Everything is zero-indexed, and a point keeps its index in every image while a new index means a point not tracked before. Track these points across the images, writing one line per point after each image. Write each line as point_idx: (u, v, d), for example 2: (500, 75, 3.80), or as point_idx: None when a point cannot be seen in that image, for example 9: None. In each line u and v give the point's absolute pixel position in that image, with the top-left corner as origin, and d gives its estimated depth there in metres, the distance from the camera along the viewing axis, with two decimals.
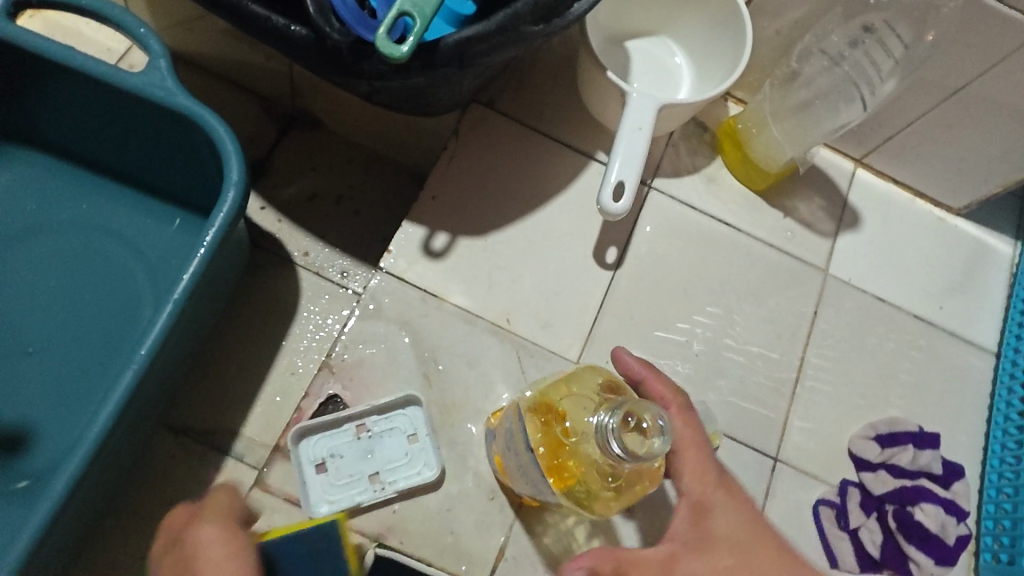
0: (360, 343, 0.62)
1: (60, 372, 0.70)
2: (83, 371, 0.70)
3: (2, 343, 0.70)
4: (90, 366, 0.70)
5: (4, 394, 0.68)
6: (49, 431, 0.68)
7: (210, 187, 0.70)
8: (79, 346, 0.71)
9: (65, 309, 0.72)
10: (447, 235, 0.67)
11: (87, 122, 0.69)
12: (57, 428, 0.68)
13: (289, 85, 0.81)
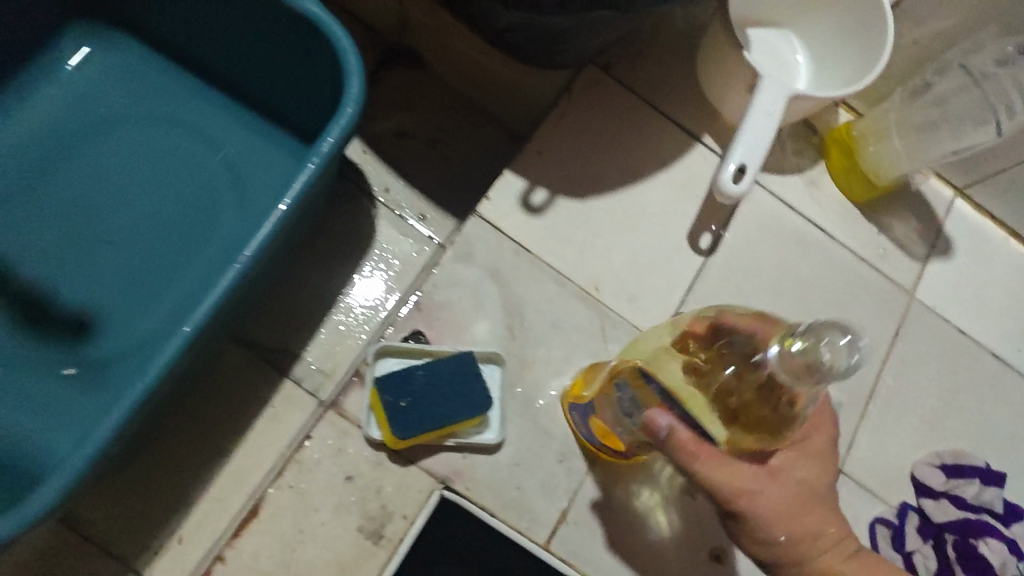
0: (448, 286, 0.61)
1: (133, 268, 0.67)
2: (157, 272, 0.68)
3: (78, 228, 0.68)
4: (163, 268, 0.68)
5: (76, 281, 0.66)
6: (116, 325, 0.66)
7: (314, 102, 0.67)
8: (154, 245, 0.68)
9: (145, 206, 0.69)
10: (546, 192, 0.66)
11: (197, 18, 0.66)
12: (123, 323, 0.66)
13: (397, 18, 0.79)
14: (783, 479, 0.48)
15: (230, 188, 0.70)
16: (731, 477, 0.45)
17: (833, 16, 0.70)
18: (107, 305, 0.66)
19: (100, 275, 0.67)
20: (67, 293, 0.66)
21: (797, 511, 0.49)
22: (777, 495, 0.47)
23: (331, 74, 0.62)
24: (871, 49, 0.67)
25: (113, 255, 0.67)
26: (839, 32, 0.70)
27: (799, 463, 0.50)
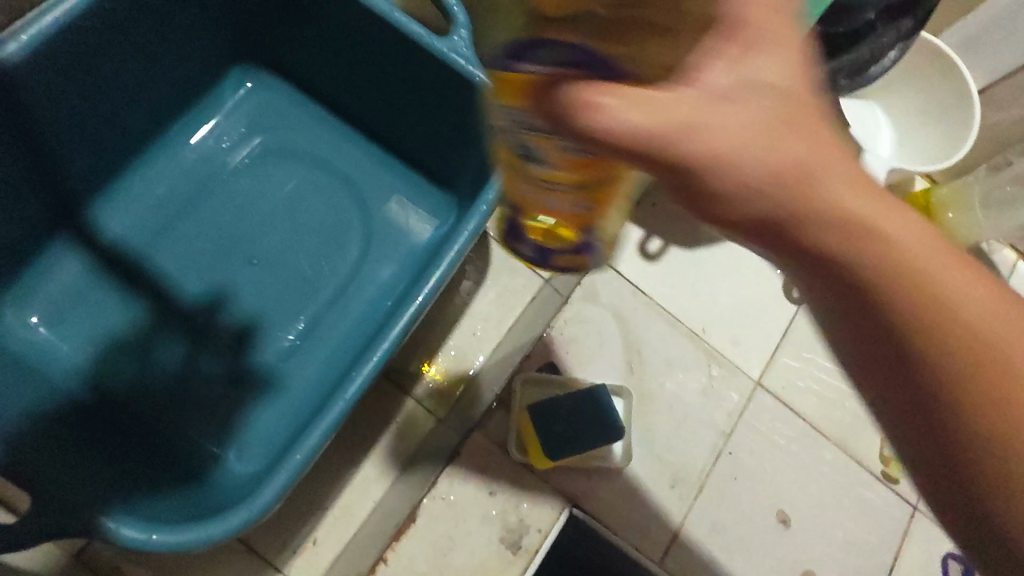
0: (575, 323, 0.68)
1: (278, 292, 0.71)
2: (300, 297, 0.71)
3: (229, 249, 0.72)
4: (306, 293, 0.71)
5: (227, 299, 0.70)
6: (263, 344, 0.69)
7: (453, 153, 0.72)
8: (296, 271, 0.72)
9: (291, 234, 0.73)
10: (660, 240, 0.73)
11: (352, 69, 0.70)
12: (269, 342, 0.69)
13: None
14: (767, 190, 0.27)
15: (369, 223, 0.75)
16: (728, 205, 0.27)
17: (918, 95, 0.77)
18: (256, 328, 0.70)
19: (249, 298, 0.70)
20: (219, 309, 0.70)
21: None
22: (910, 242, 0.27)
23: (476, 132, 0.66)
24: (959, 129, 0.72)
25: (260, 278, 0.71)
26: (925, 109, 0.76)
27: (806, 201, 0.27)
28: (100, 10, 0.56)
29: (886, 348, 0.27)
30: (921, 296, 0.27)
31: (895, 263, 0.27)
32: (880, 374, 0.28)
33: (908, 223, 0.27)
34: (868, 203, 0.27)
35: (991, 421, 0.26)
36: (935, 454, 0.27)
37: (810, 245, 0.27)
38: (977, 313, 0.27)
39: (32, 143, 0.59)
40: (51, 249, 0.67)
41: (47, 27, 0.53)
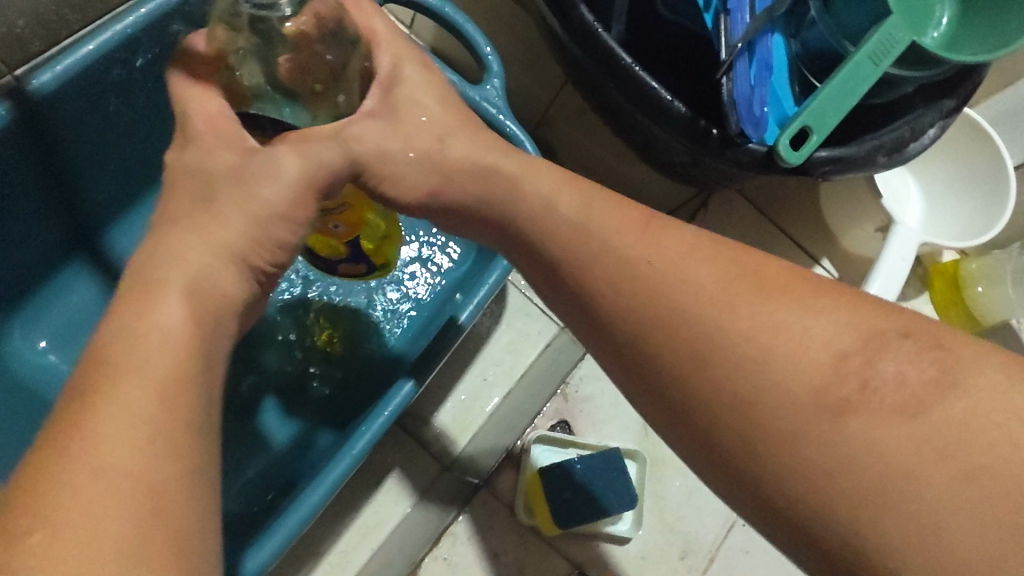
0: (589, 381, 0.67)
1: (293, 323, 0.69)
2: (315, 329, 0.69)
3: None
4: (319, 326, 0.70)
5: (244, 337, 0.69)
6: (270, 382, 0.68)
7: None
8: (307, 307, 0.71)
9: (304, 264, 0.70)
10: None
11: None
12: (277, 382, 0.68)
13: None
14: (619, 226, 0.39)
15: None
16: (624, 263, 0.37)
17: (953, 165, 0.75)
18: (268, 359, 0.68)
19: (262, 327, 0.68)
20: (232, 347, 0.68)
21: (887, 422, 0.31)
22: (705, 292, 0.35)
23: None
24: (993, 205, 0.71)
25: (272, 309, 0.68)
26: (959, 181, 0.75)
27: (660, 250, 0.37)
28: (138, 42, 0.56)
29: (671, 393, 0.36)
30: (684, 322, 0.35)
31: (677, 311, 0.35)
32: (672, 404, 0.36)
33: (708, 266, 0.36)
34: (663, 247, 0.37)
35: (748, 424, 0.33)
36: (731, 463, 0.34)
37: (624, 288, 0.37)
38: (727, 330, 0.34)
39: (60, 167, 0.60)
40: (64, 273, 0.66)
41: (85, 56, 0.53)
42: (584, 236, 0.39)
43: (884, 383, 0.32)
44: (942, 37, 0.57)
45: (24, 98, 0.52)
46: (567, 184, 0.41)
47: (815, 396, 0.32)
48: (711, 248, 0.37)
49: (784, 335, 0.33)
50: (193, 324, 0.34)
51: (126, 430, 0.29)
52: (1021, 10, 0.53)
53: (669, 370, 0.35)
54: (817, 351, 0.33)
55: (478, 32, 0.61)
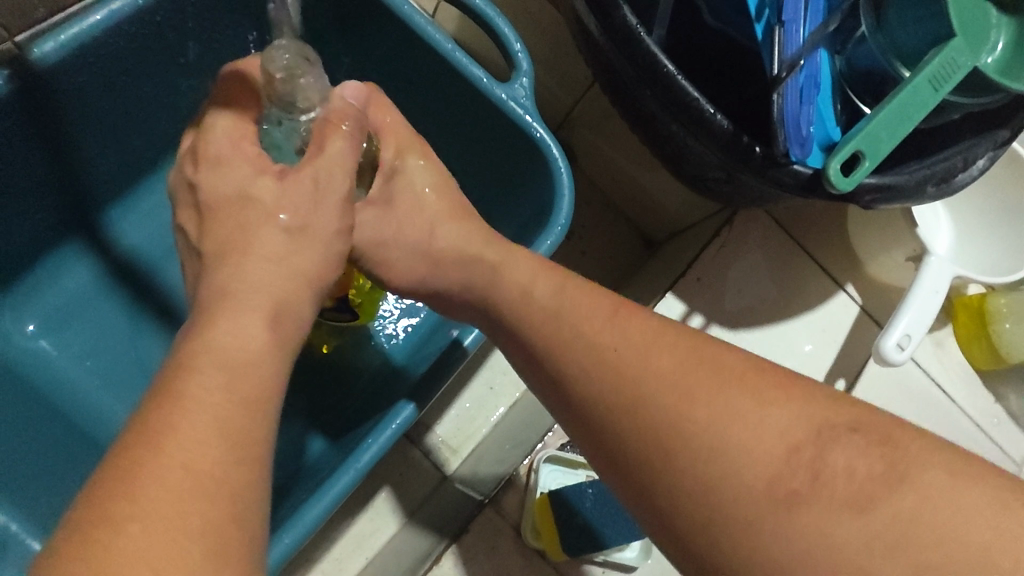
0: None
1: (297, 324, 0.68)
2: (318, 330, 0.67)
3: None
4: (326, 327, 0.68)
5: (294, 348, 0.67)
6: None
7: (493, 200, 0.67)
8: None
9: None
10: (701, 318, 0.69)
11: (404, 101, 0.66)
12: None
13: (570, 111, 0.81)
14: (583, 309, 0.41)
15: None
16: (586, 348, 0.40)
17: (987, 197, 0.73)
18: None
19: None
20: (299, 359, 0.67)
21: (842, 517, 0.30)
22: (661, 377, 0.37)
23: (524, 184, 0.63)
24: None
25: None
26: (992, 214, 0.72)
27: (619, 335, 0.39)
28: (149, 15, 0.53)
29: (635, 473, 0.36)
30: (643, 407, 0.36)
31: (634, 397, 0.37)
32: (641, 486, 0.36)
33: (666, 356, 0.37)
34: (625, 333, 0.39)
35: (706, 510, 0.33)
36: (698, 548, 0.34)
37: (594, 373, 0.39)
38: (681, 418, 0.35)
39: (62, 145, 0.56)
40: (61, 254, 0.63)
41: (93, 26, 0.50)
42: (562, 323, 0.41)
43: (834, 479, 0.31)
44: (1003, 57, 0.53)
45: (25, 67, 0.49)
46: (542, 271, 0.45)
47: (766, 488, 0.32)
48: (670, 335, 0.39)
49: (734, 422, 0.34)
50: (275, 346, 0.35)
51: (213, 440, 0.29)
52: None
53: (630, 453, 0.36)
54: (768, 446, 0.33)
55: (509, 28, 0.58)
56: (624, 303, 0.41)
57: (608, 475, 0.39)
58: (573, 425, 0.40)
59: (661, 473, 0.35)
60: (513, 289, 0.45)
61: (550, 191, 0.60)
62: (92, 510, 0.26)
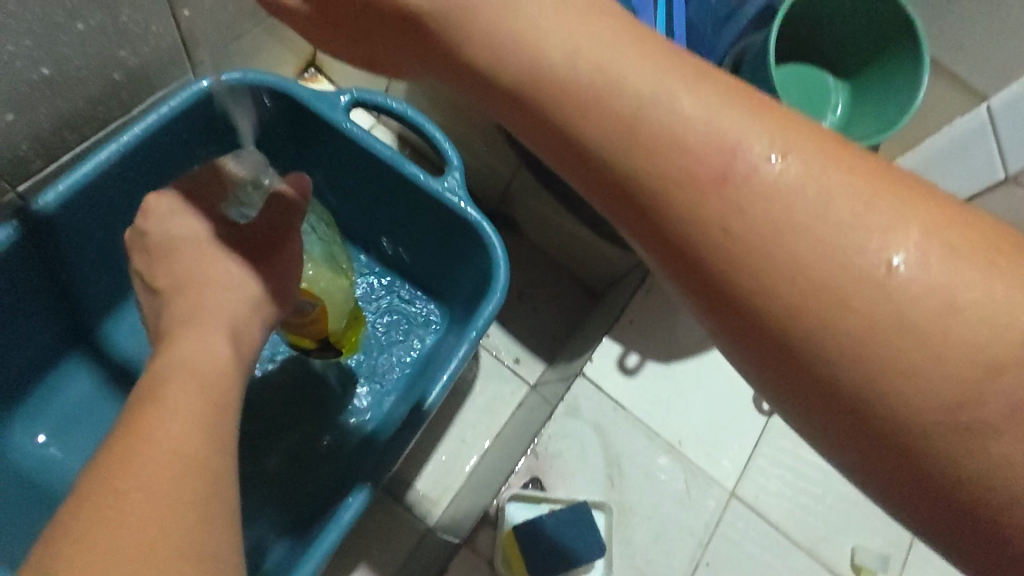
0: (556, 439, 0.73)
1: (323, 384, 0.76)
2: (326, 401, 0.75)
3: (280, 367, 0.76)
4: (344, 389, 0.76)
5: (332, 426, 0.74)
6: (286, 454, 0.72)
7: (444, 275, 0.77)
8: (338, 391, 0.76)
9: None
10: (637, 355, 0.75)
11: (355, 196, 0.76)
12: (290, 455, 0.73)
13: (502, 190, 0.88)
14: (794, 214, 0.25)
15: None
16: (813, 220, 0.25)
17: None
18: (284, 435, 0.73)
19: (249, 412, 0.73)
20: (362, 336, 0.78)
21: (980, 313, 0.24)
22: (930, 290, 0.24)
23: (465, 259, 0.73)
24: None
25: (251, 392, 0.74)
26: None
27: (858, 302, 0.24)
28: (127, 156, 0.63)
29: (788, 359, 0.26)
30: (765, 302, 0.25)
31: (834, 324, 0.24)
32: (818, 406, 0.26)
33: (799, 179, 0.25)
34: (660, 77, 0.27)
35: (839, 312, 0.24)
36: (845, 401, 0.25)
37: (586, 102, 0.27)
38: (797, 246, 0.25)
39: (62, 272, 0.65)
40: (63, 368, 0.70)
41: (82, 176, 0.60)
42: (531, 70, 0.28)
43: (935, 301, 0.24)
44: (844, 115, 0.66)
45: (32, 218, 0.58)
46: (748, 97, 0.27)
47: (950, 409, 0.24)
48: (608, 21, 0.28)
49: (822, 191, 0.25)
50: (233, 359, 0.40)
51: (194, 431, 0.33)
52: (898, 97, 0.61)
53: (893, 412, 0.24)
54: (891, 252, 0.24)
55: (435, 131, 0.68)
56: (874, 177, 0.25)
57: (834, 434, 0.26)
58: (759, 383, 0.27)
59: (913, 474, 0.25)
60: (452, 37, 0.30)
61: (486, 265, 0.70)
62: (96, 494, 0.29)
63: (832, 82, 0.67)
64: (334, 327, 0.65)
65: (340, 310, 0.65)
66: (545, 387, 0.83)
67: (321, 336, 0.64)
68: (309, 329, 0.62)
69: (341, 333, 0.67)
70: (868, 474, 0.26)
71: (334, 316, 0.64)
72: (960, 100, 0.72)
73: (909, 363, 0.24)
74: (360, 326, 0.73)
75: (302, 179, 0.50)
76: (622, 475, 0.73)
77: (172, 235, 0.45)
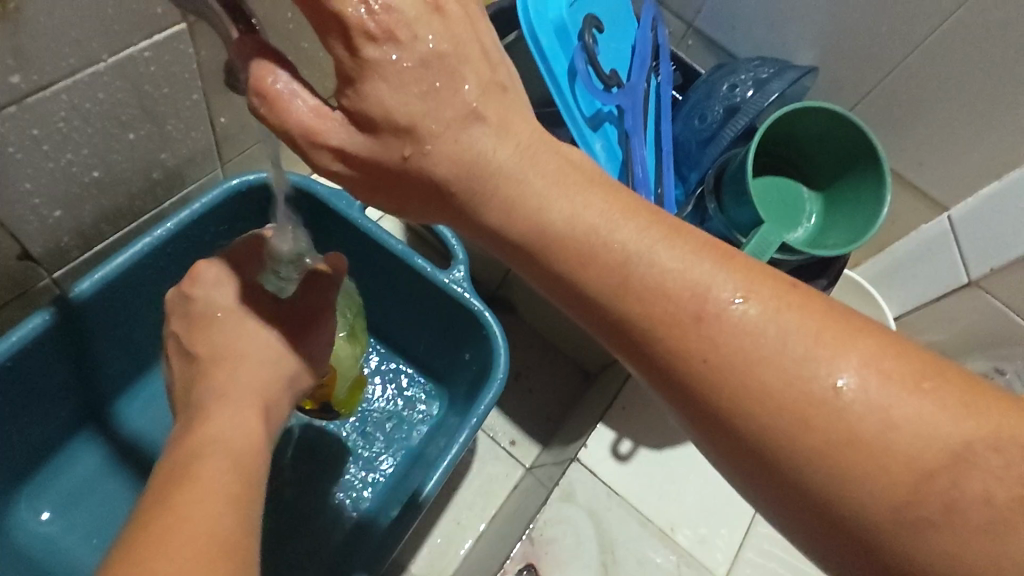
0: (551, 525, 0.74)
1: (329, 465, 0.78)
2: (330, 480, 0.77)
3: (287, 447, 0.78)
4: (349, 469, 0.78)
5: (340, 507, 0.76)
6: (291, 535, 0.74)
7: (446, 359, 0.81)
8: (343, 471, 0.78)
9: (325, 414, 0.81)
10: (630, 442, 0.78)
11: (365, 283, 0.81)
12: (294, 534, 0.74)
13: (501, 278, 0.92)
14: (750, 355, 0.33)
15: None
16: (770, 360, 0.33)
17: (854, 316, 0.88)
18: (286, 515, 0.75)
19: None
20: (365, 418, 0.81)
21: None
22: (858, 413, 0.32)
23: (468, 346, 0.77)
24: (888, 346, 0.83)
25: None
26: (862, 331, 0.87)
27: (800, 423, 0.32)
28: (158, 247, 0.67)
29: (765, 466, 0.33)
30: (744, 417, 0.33)
31: (790, 442, 0.32)
32: (788, 501, 0.33)
33: (756, 321, 0.33)
34: (646, 240, 0.34)
35: (786, 428, 0.32)
36: (807, 498, 0.33)
37: (589, 260, 0.34)
38: (758, 379, 0.33)
39: (85, 353, 0.68)
40: (73, 445, 0.73)
41: (116, 266, 0.64)
42: (540, 224, 0.35)
43: (863, 408, 0.32)
44: (819, 223, 0.72)
45: (66, 306, 0.62)
46: (725, 255, 0.35)
47: (889, 503, 0.31)
48: (598, 192, 0.35)
49: (777, 334, 0.33)
50: (264, 435, 0.41)
51: (227, 508, 0.33)
52: (868, 210, 0.67)
53: (839, 506, 0.32)
54: (820, 380, 0.32)
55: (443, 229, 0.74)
56: (813, 321, 0.33)
57: (798, 522, 0.34)
58: (745, 483, 0.35)
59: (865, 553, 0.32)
60: (474, 184, 0.35)
61: (487, 351, 0.74)
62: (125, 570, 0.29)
63: (808, 192, 0.73)
64: (340, 390, 0.67)
65: (349, 376, 0.66)
66: (540, 469, 0.86)
67: (325, 397, 0.66)
68: (317, 391, 0.63)
69: (343, 396, 0.69)
70: (830, 554, 0.34)
71: (343, 379, 0.66)
72: (926, 209, 0.78)
73: (841, 467, 0.32)
74: (359, 393, 0.74)
75: (340, 259, 0.52)
76: (618, 562, 0.74)
77: (214, 306, 0.46)
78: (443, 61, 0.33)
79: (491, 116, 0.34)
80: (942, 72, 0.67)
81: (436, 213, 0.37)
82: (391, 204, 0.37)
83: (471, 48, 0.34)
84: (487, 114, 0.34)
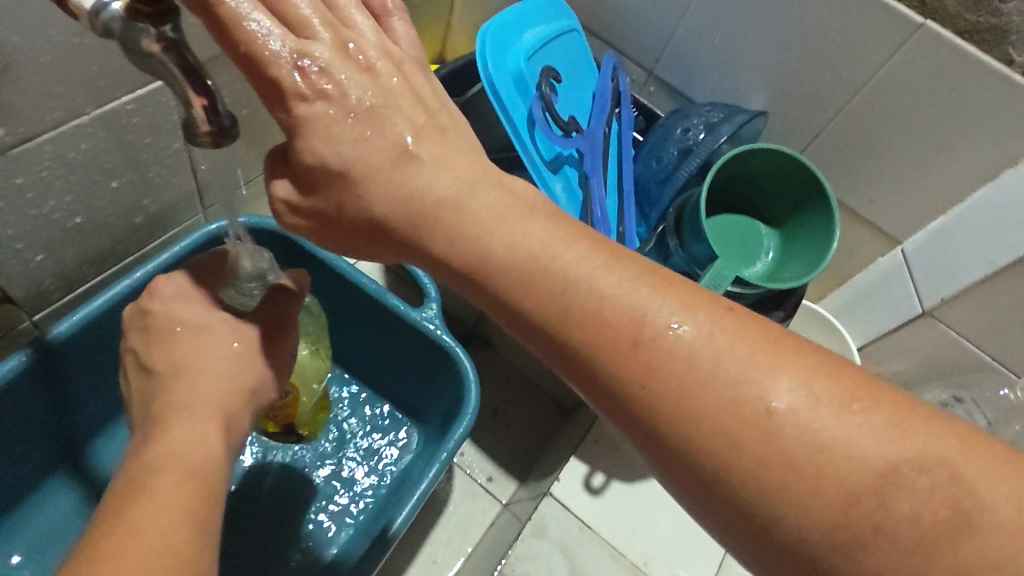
0: (523, 561, 0.75)
1: (303, 502, 0.78)
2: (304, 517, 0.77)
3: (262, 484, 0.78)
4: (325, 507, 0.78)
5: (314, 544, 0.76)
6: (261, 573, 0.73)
7: (422, 395, 0.82)
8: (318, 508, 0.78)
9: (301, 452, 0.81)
10: (603, 474, 0.79)
11: (342, 323, 0.83)
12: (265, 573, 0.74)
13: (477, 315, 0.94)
14: (684, 376, 0.35)
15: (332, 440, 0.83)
16: (701, 381, 0.35)
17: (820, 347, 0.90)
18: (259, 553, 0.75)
19: (226, 529, 0.75)
20: (341, 455, 0.82)
21: None
22: (788, 430, 0.33)
23: (441, 382, 0.79)
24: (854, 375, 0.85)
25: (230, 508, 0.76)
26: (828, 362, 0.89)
27: (730, 441, 0.34)
28: (136, 289, 0.69)
29: (705, 482, 0.35)
30: (681, 436, 0.35)
31: (724, 458, 0.34)
32: (729, 514, 0.35)
33: (689, 346, 0.35)
34: (585, 267, 0.36)
35: (720, 448, 0.34)
36: (745, 514, 0.34)
37: (532, 287, 0.37)
38: (692, 399, 0.35)
39: (61, 393, 0.70)
40: (47, 486, 0.73)
41: (94, 308, 0.66)
42: (483, 257, 0.37)
43: (791, 429, 0.33)
44: (776, 258, 0.75)
45: (43, 347, 0.64)
46: (661, 281, 0.37)
47: (822, 517, 0.33)
48: (538, 222, 0.38)
49: (708, 356, 0.35)
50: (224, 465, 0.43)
51: (173, 528, 0.35)
52: (822, 243, 0.70)
53: (774, 520, 0.34)
54: (752, 401, 0.34)
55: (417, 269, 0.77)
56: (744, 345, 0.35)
57: (741, 536, 0.35)
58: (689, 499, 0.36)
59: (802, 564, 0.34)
60: (418, 220, 0.37)
61: (460, 386, 0.75)
62: None
63: (766, 229, 0.77)
64: (303, 413, 0.69)
65: (311, 401, 0.69)
66: (517, 505, 0.87)
67: (288, 419, 0.68)
68: (279, 413, 0.65)
69: (308, 418, 0.71)
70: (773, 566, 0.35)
71: (305, 403, 0.68)
72: (880, 241, 0.81)
73: (772, 484, 0.33)
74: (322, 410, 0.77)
75: (303, 276, 0.53)
76: None
77: (172, 319, 0.47)
78: (373, 114, 0.37)
79: (433, 159, 0.38)
80: (883, 115, 0.71)
81: (388, 247, 0.39)
82: (347, 237, 0.40)
83: (403, 99, 0.38)
84: (426, 156, 0.37)
